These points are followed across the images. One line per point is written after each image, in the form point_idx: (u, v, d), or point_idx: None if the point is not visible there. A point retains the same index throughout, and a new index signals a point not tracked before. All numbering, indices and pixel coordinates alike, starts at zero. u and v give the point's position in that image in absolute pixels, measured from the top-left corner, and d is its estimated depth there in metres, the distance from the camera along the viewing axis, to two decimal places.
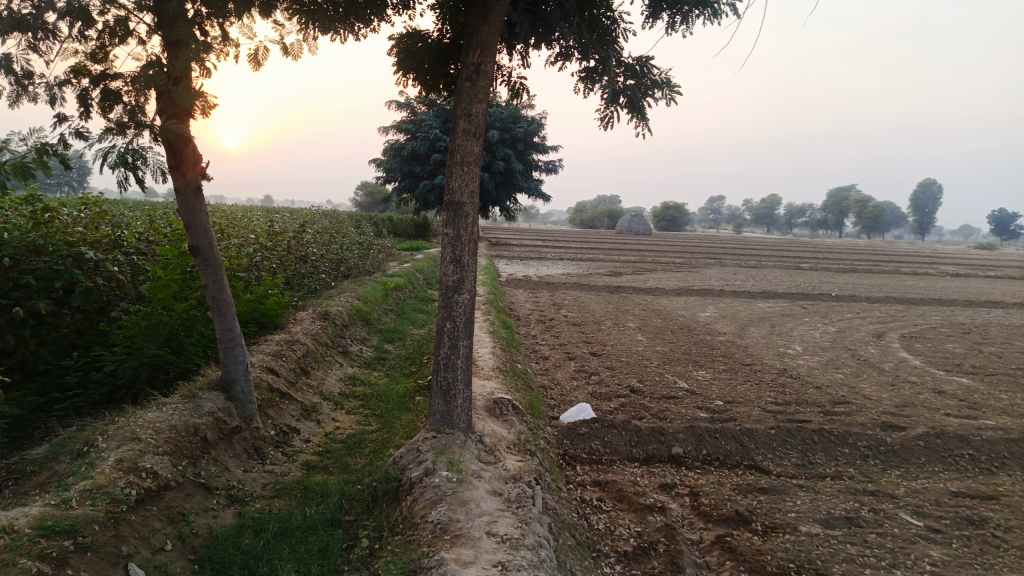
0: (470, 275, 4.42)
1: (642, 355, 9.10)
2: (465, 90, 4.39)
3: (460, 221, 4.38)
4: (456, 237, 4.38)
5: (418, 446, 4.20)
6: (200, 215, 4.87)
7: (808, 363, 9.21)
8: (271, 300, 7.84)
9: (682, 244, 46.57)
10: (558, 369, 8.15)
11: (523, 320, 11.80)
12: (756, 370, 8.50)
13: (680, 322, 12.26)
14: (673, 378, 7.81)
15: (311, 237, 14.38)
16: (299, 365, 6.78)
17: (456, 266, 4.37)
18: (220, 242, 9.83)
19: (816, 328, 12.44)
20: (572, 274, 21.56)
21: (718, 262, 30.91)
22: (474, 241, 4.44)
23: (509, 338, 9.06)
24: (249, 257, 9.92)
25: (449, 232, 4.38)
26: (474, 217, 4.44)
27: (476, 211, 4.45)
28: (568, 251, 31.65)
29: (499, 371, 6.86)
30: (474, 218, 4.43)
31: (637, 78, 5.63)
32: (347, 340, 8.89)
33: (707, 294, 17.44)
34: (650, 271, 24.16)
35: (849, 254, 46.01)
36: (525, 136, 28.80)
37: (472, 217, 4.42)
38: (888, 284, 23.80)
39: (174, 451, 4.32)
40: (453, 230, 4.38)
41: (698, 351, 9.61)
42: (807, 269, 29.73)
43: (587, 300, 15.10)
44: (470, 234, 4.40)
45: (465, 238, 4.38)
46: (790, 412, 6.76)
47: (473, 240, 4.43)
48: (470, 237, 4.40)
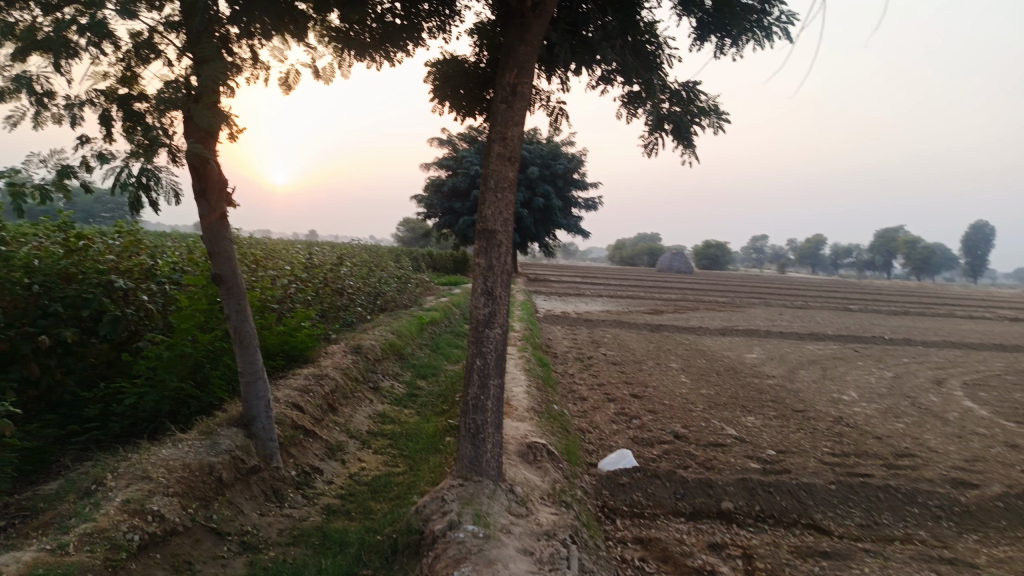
0: (502, 309, 4.12)
1: (685, 398, 8.64)
2: (500, 113, 4.15)
3: (492, 251, 4.10)
4: (489, 268, 4.09)
5: (443, 495, 3.85)
6: (224, 242, 4.71)
7: (865, 410, 8.64)
8: (302, 333, 7.65)
9: (725, 283, 45.68)
10: (597, 411, 7.76)
11: (561, 358, 11.43)
12: (809, 417, 7.98)
13: (725, 364, 11.74)
14: (720, 423, 7.34)
15: (349, 269, 14.30)
16: (326, 401, 6.52)
17: (488, 298, 4.08)
18: (256, 273, 9.73)
19: (871, 373, 11.79)
20: (612, 311, 21.12)
21: (762, 302, 30.11)
22: (507, 272, 4.14)
23: (545, 377, 8.70)
24: (283, 289, 9.79)
25: (481, 262, 4.11)
26: (508, 247, 4.16)
27: (510, 240, 4.17)
28: (608, 288, 31.21)
29: (535, 412, 6.50)
30: (507, 247, 4.15)
31: (683, 103, 5.35)
32: (379, 375, 8.64)
33: (753, 335, 16.84)
34: (692, 310, 23.57)
35: (899, 296, 44.56)
36: (565, 172, 28.70)
37: (506, 247, 4.14)
38: (943, 327, 22.79)
39: (186, 491, 4.06)
40: (485, 260, 4.10)
41: (746, 395, 9.10)
42: (856, 310, 28.70)
43: (627, 338, 14.67)
44: (503, 266, 4.12)
45: (498, 268, 4.10)
46: (849, 465, 6.24)
47: (507, 272, 4.14)
48: (503, 268, 4.12)
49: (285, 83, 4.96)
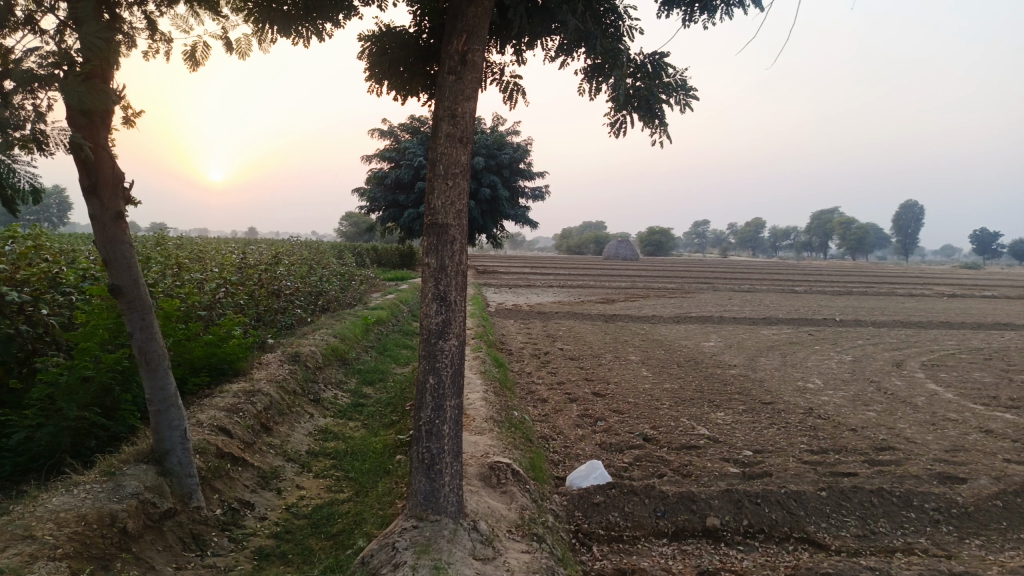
0: (458, 316, 3.51)
1: (649, 394, 8.19)
2: (448, 85, 3.53)
3: (444, 248, 3.49)
4: (441, 269, 3.49)
5: (394, 541, 3.24)
6: (121, 247, 3.95)
7: (833, 399, 8.34)
8: (231, 343, 6.89)
9: (671, 269, 45.94)
10: (559, 414, 7.23)
11: (515, 355, 10.87)
12: (779, 410, 7.61)
13: (685, 354, 11.39)
14: (690, 422, 6.89)
15: (286, 269, 13.44)
16: (259, 421, 5.79)
17: (441, 304, 3.47)
18: (180, 277, 8.86)
19: (830, 358, 11.59)
20: (564, 302, 20.68)
21: (709, 287, 30.19)
22: (460, 273, 3.53)
23: (502, 379, 8.12)
24: (212, 293, 8.95)
25: (431, 263, 3.50)
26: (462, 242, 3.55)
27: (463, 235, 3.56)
28: (557, 279, 30.83)
29: (494, 421, 5.91)
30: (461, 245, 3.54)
31: (650, 78, 4.81)
32: (320, 386, 7.91)
33: (707, 321, 16.60)
34: (643, 298, 23.34)
35: (840, 276, 45.54)
36: (510, 162, 28.13)
37: (459, 243, 3.53)
38: (888, 306, 23.12)
39: (79, 551, 3.32)
40: (436, 261, 3.49)
41: (711, 389, 8.71)
42: (802, 292, 28.98)
43: (582, 330, 14.21)
44: (457, 266, 3.52)
45: (451, 269, 3.50)
46: (831, 463, 5.85)
47: (461, 272, 3.54)
48: (456, 269, 3.51)
49: (191, 59, 4.23)
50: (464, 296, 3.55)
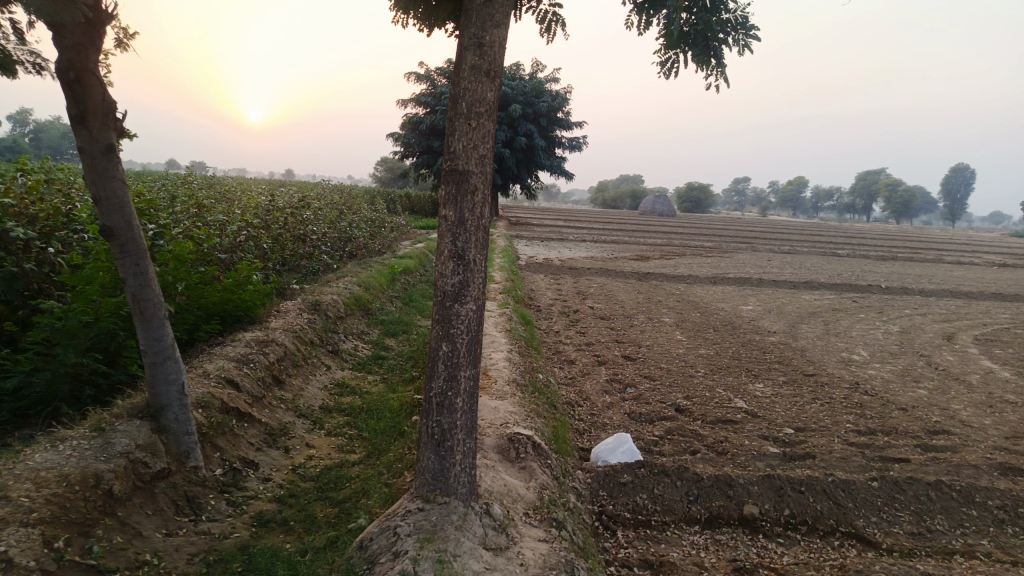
0: (477, 276, 3.11)
1: (684, 360, 7.75)
2: (475, 9, 3.04)
3: (464, 200, 3.06)
4: (459, 222, 3.07)
5: (396, 525, 2.91)
6: (114, 184, 3.57)
7: (881, 373, 7.82)
8: (247, 290, 6.59)
9: (709, 227, 44.83)
10: (587, 378, 6.85)
11: (544, 312, 10.47)
12: (823, 385, 7.13)
13: (722, 318, 10.88)
14: (727, 394, 6.46)
15: (315, 213, 13.13)
16: (270, 374, 5.51)
17: (458, 263, 3.06)
18: (201, 219, 8.58)
19: (876, 328, 10.99)
20: (597, 258, 20.13)
21: (747, 246, 29.33)
22: (480, 227, 3.11)
23: (529, 339, 7.75)
24: (233, 236, 8.67)
25: (449, 216, 3.08)
26: (485, 193, 3.13)
27: (486, 183, 3.13)
28: (591, 232, 30.21)
29: (517, 385, 5.55)
30: (482, 195, 3.11)
31: (708, 13, 4.22)
32: (340, 337, 7.62)
33: (745, 283, 15.97)
34: (679, 256, 22.67)
35: (884, 241, 44.02)
36: (548, 111, 27.30)
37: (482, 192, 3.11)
38: (936, 274, 22.13)
39: (58, 517, 3.05)
40: (454, 212, 3.07)
41: (749, 357, 8.25)
42: (845, 256, 27.95)
43: (615, 288, 13.74)
44: (478, 219, 3.10)
45: (470, 223, 3.08)
46: (880, 447, 5.39)
47: (483, 227, 3.12)
48: (476, 223, 3.09)
49: None
50: (484, 254, 3.14)
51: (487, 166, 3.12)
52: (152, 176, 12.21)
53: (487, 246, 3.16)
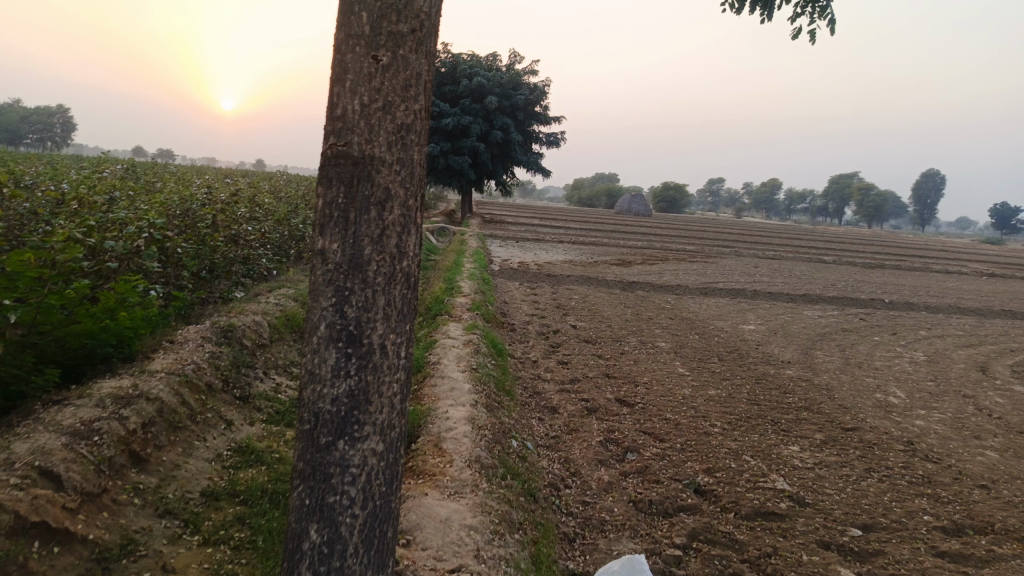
0: (381, 377, 2.22)
1: (693, 408, 6.19)
2: None
3: (361, 225, 2.11)
4: (349, 273, 2.12)
5: None
6: None
7: (931, 425, 6.35)
8: (127, 315, 4.90)
9: (688, 229, 43.45)
10: (574, 437, 5.26)
11: (518, 334, 8.86)
12: (871, 447, 5.60)
13: (723, 341, 9.35)
14: (757, 465, 4.93)
15: (259, 205, 11.34)
16: (126, 451, 3.85)
17: (351, 363, 2.16)
18: (92, 216, 6.83)
19: (898, 355, 9.58)
20: (576, 262, 18.56)
21: (731, 251, 28.00)
22: (382, 273, 2.15)
23: (500, 379, 6.11)
24: (133, 240, 6.93)
25: (338, 263, 2.13)
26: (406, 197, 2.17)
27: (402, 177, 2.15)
28: (568, 233, 28.66)
29: (482, 466, 3.96)
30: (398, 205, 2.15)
31: None
32: (257, 376, 5.91)
33: (737, 295, 14.50)
34: (662, 261, 21.23)
35: (864, 246, 42.96)
36: (525, 104, 25.83)
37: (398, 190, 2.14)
38: (931, 285, 20.97)
39: None
40: (337, 251, 2.13)
41: (769, 401, 6.73)
42: (832, 263, 26.76)
43: (599, 300, 12.16)
44: (389, 256, 2.15)
45: (372, 293, 2.15)
46: (984, 561, 3.86)
47: (397, 277, 2.18)
48: (386, 273, 2.15)
49: None
50: (396, 329, 2.22)
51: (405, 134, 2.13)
52: (58, 166, 10.34)
53: (403, 308, 2.24)
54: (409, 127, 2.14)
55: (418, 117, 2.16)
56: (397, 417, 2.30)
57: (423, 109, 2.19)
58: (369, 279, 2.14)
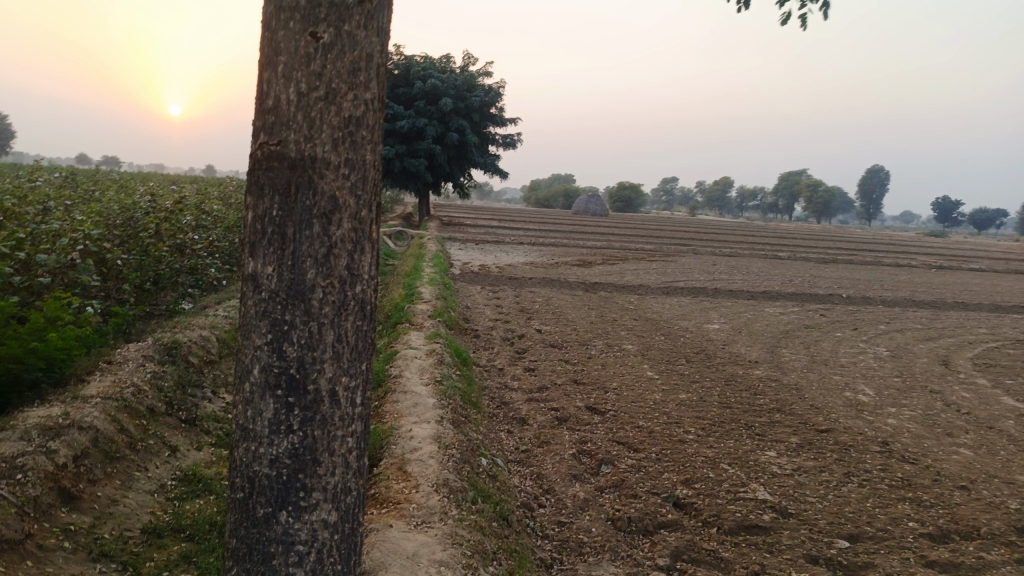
0: (331, 430, 2.15)
1: (664, 413, 6.01)
2: None
3: (299, 244, 2.03)
4: (284, 303, 2.05)
5: None
6: None
7: (904, 424, 6.28)
8: (58, 335, 4.49)
9: (646, 227, 43.64)
10: (545, 450, 5.00)
11: (481, 340, 8.58)
12: (847, 449, 5.48)
13: (689, 342, 9.22)
14: (736, 474, 4.75)
15: (206, 211, 10.82)
16: (55, 489, 3.47)
17: (295, 417, 2.10)
18: (21, 227, 6.34)
19: (862, 351, 9.58)
20: (536, 264, 18.34)
21: (689, 248, 28.13)
22: (324, 316, 2.07)
23: (466, 390, 5.82)
24: (67, 252, 6.45)
25: (275, 294, 2.05)
26: (354, 208, 2.08)
27: (346, 182, 2.05)
28: (527, 234, 28.46)
29: (451, 490, 3.68)
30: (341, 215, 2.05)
31: None
32: (205, 396, 5.51)
33: (699, 294, 14.45)
34: (622, 260, 21.16)
35: (817, 242, 43.72)
36: (481, 105, 25.59)
37: (343, 200, 2.05)
38: (885, 279, 21.32)
39: None
40: (274, 279, 2.05)
41: (741, 403, 6.59)
42: (788, 258, 27.09)
43: (562, 303, 11.95)
44: (334, 286, 2.07)
45: (317, 332, 2.07)
46: (974, 569, 3.72)
47: (348, 309, 2.10)
48: (333, 303, 2.07)
49: None
50: (348, 370, 2.15)
51: (351, 128, 2.03)
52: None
53: (356, 350, 2.16)
54: (356, 120, 2.04)
55: (367, 109, 2.07)
56: (352, 478, 2.24)
57: (373, 101, 2.09)
58: (313, 325, 2.07)
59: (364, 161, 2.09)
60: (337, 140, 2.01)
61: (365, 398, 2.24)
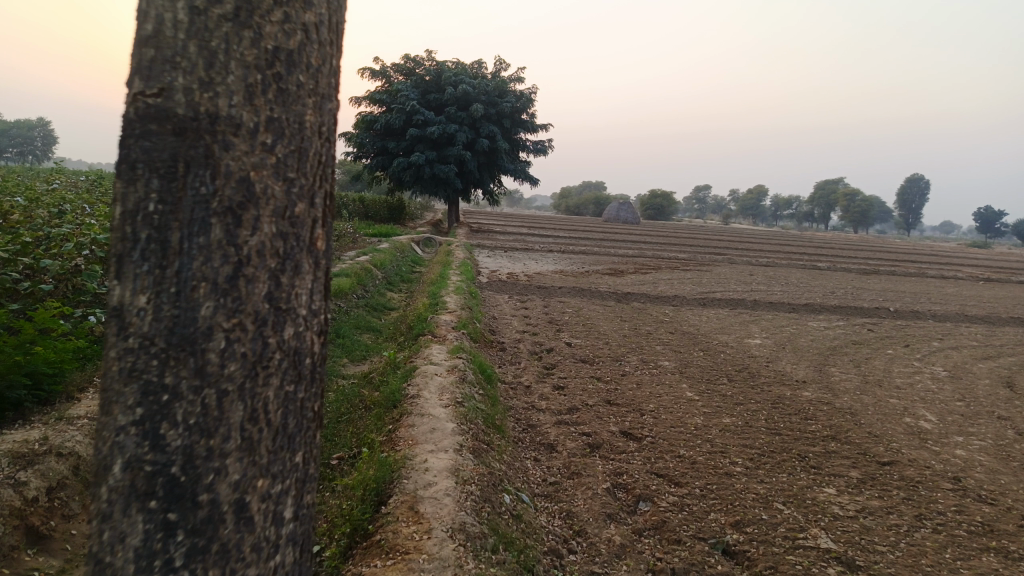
0: (231, 559, 1.73)
1: (705, 440, 5.46)
2: None
3: (191, 276, 1.64)
4: (164, 363, 1.64)
5: None
6: None
7: (975, 456, 5.66)
8: (52, 348, 4.16)
9: (679, 235, 42.82)
10: (577, 484, 4.48)
11: (508, 354, 8.12)
12: (915, 486, 4.89)
13: (730, 358, 8.65)
14: (793, 515, 4.21)
15: None
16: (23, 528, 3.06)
17: (175, 536, 1.67)
18: (29, 232, 6.07)
19: (917, 371, 8.91)
20: (567, 272, 17.85)
21: (725, 258, 27.37)
22: (224, 390, 1.68)
23: (490, 413, 5.32)
24: (77, 258, 6.17)
25: (158, 349, 1.64)
26: (280, 202, 1.75)
27: (264, 156, 1.71)
28: (559, 241, 27.94)
29: (469, 537, 3.20)
30: (249, 206, 1.69)
31: None
32: None
33: (738, 306, 13.82)
34: (656, 269, 20.55)
35: (856, 251, 42.49)
36: (512, 111, 25.25)
37: (256, 186, 1.70)
38: (933, 292, 20.39)
39: None
40: (147, 319, 1.64)
41: (790, 428, 6.02)
42: (828, 269, 26.21)
43: (594, 314, 11.44)
44: (240, 332, 1.69)
45: (215, 425, 1.68)
46: None
47: (262, 379, 1.75)
48: (242, 369, 1.70)
49: None
50: (263, 472, 1.78)
51: (275, 68, 1.72)
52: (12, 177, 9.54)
53: (274, 431, 1.79)
54: (285, 53, 1.73)
55: (301, 42, 1.77)
56: None
57: (312, 30, 1.80)
58: (207, 401, 1.66)
59: (294, 118, 1.77)
60: (251, 86, 1.69)
61: (297, 513, 1.91)
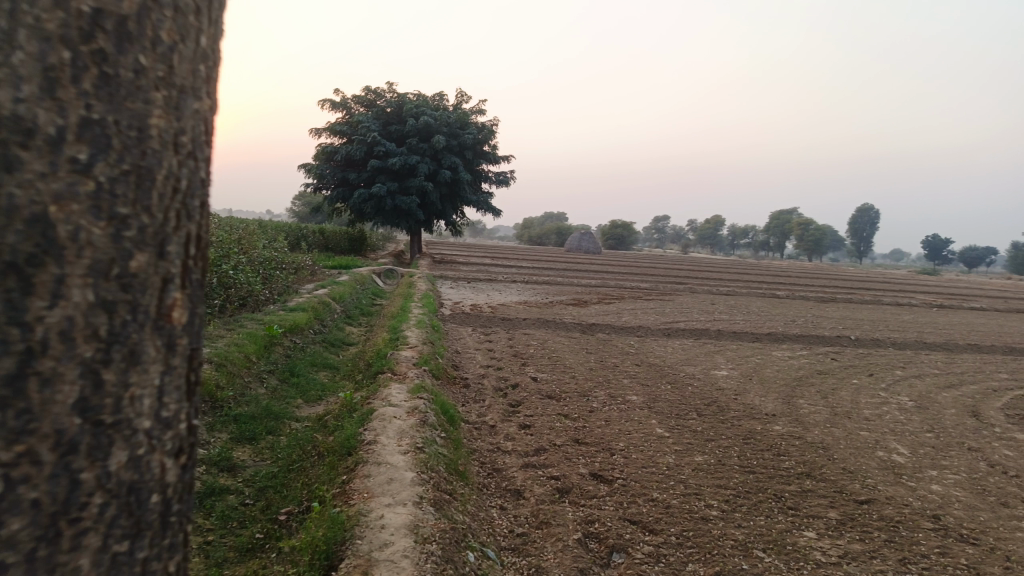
0: None
1: (679, 481, 5.21)
2: None
3: None
4: None
5: None
6: None
7: (951, 491, 5.52)
8: None
9: (640, 265, 43.15)
10: (546, 535, 4.19)
11: (472, 391, 7.82)
12: (895, 526, 4.71)
13: (698, 391, 8.47)
14: (775, 564, 3.97)
15: None
16: None
17: None
18: None
19: (884, 401, 8.86)
20: (531, 303, 17.66)
21: (688, 287, 27.53)
22: (5, 564, 1.28)
23: (453, 458, 5.00)
24: None
25: None
26: (101, 262, 1.38)
27: (77, 180, 1.34)
28: (522, 272, 27.82)
29: None
30: (47, 265, 1.31)
31: None
32: None
33: (703, 336, 13.75)
34: (620, 299, 20.50)
35: (812, 280, 43.32)
36: (474, 143, 25.21)
37: (59, 229, 1.32)
38: (890, 319, 20.72)
39: None
40: None
41: (765, 466, 5.82)
42: (788, 297, 26.53)
43: (559, 346, 11.22)
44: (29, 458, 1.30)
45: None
46: None
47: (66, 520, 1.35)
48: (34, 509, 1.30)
49: None
50: None
51: (95, 42, 1.36)
52: None
53: None
54: (113, 22, 1.38)
55: (141, 6, 1.43)
56: None
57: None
58: None
59: (127, 120, 1.42)
60: (52, 72, 1.32)
61: None
